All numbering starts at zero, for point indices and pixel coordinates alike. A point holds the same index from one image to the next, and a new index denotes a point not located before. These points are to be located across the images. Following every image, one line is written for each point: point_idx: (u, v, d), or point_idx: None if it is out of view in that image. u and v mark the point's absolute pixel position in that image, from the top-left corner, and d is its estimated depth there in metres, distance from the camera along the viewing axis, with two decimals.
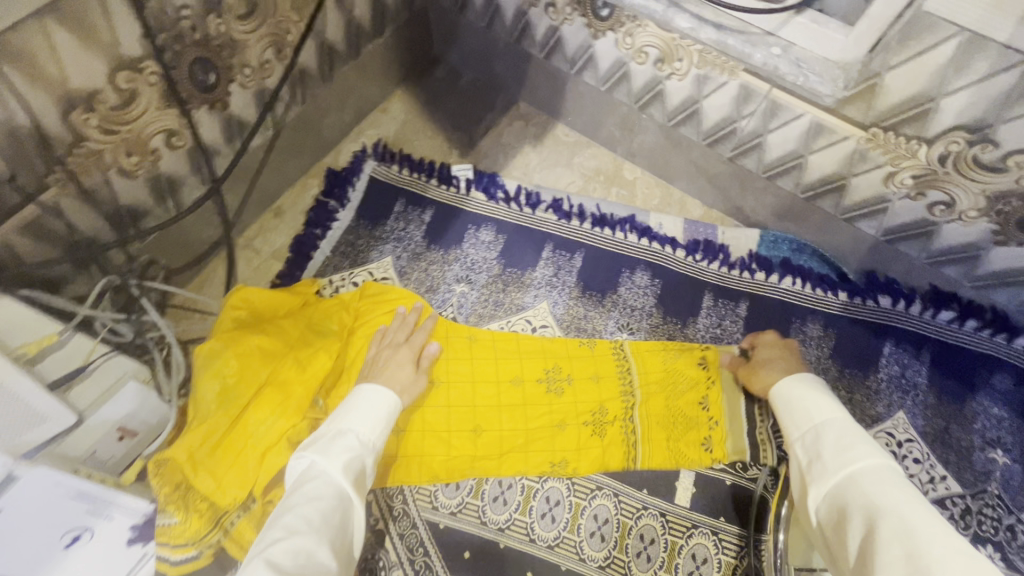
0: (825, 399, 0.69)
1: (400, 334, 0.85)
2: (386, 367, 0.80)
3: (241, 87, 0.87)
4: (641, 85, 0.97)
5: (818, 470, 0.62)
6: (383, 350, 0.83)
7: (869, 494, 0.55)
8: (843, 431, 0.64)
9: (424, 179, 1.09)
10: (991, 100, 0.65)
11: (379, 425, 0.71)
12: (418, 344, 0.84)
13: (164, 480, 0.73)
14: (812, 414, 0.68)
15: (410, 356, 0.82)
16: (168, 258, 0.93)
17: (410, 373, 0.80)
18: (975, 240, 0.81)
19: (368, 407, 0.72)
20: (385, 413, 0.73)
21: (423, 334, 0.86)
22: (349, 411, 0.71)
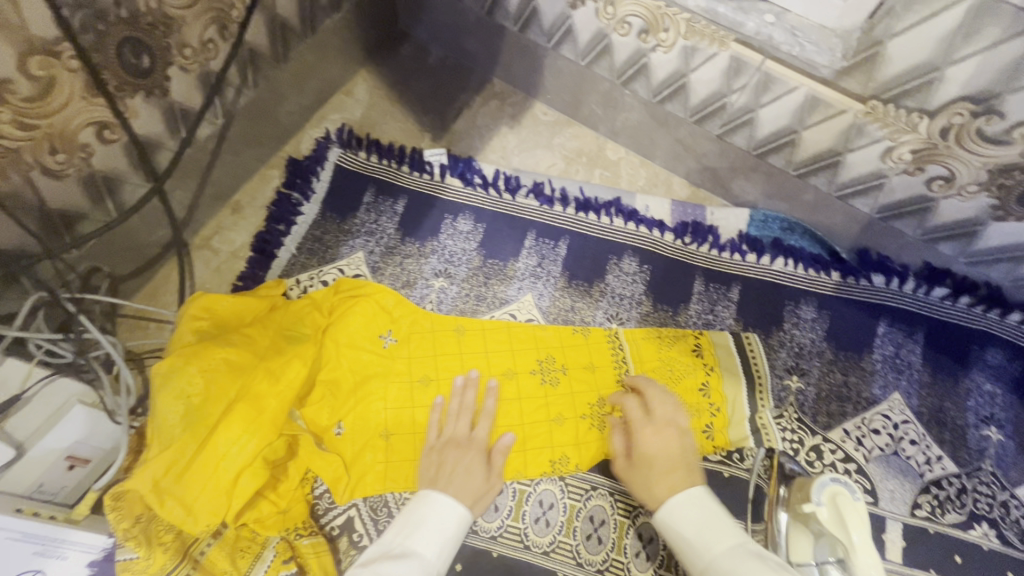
0: (714, 521, 0.64)
1: (462, 422, 0.78)
2: (455, 472, 0.72)
3: (182, 71, 0.78)
4: (623, 59, 0.91)
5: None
6: (448, 447, 0.75)
7: None
8: (744, 563, 0.58)
9: (395, 166, 1.02)
10: (1001, 68, 0.60)
11: (448, 545, 0.65)
12: (482, 438, 0.77)
13: (122, 514, 0.65)
14: (702, 539, 0.63)
15: (479, 455, 0.75)
16: (112, 264, 0.84)
17: (481, 476, 0.73)
18: (973, 215, 0.79)
19: (436, 522, 0.66)
20: (457, 528, 0.67)
21: (485, 424, 0.78)
22: (417, 524, 0.66)
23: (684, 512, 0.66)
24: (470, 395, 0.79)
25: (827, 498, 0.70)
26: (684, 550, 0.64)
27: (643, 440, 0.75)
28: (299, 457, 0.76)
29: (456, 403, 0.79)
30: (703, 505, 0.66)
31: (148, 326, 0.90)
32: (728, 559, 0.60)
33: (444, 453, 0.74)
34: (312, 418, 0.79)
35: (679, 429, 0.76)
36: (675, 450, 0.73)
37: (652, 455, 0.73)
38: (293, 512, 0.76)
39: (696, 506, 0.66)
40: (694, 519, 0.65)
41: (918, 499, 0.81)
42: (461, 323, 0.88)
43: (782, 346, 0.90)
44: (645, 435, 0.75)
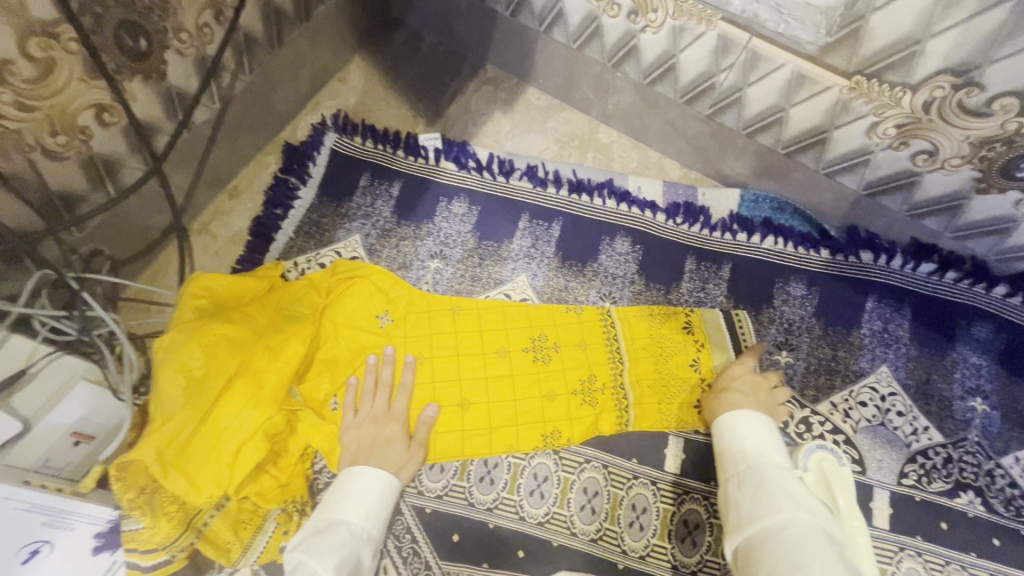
0: (774, 447, 0.67)
1: (379, 399, 0.80)
2: (375, 446, 0.76)
3: (179, 55, 0.79)
4: (614, 41, 0.92)
5: (740, 507, 0.61)
6: (365, 423, 0.78)
7: (782, 530, 0.54)
8: (788, 475, 0.61)
9: (390, 151, 1.03)
10: (980, 40, 0.62)
11: (374, 510, 0.70)
12: (402, 410, 0.79)
13: (126, 486, 0.67)
14: (760, 453, 0.66)
15: (398, 428, 0.78)
16: (113, 247, 0.86)
17: (402, 446, 0.77)
18: (957, 189, 0.80)
19: (359, 491, 0.70)
20: (379, 494, 0.71)
21: (403, 397, 0.80)
22: (340, 498, 0.69)
23: (754, 429, 0.70)
24: (385, 372, 0.81)
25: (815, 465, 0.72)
26: (737, 454, 0.68)
27: (730, 374, 0.82)
28: (299, 433, 0.78)
29: (373, 381, 0.80)
30: (769, 435, 0.69)
31: (149, 308, 0.92)
32: (777, 470, 0.63)
33: (361, 430, 0.77)
34: (310, 393, 0.81)
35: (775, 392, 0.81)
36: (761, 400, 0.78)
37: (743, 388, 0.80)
38: (294, 485, 0.78)
39: (767, 433, 0.69)
40: (761, 440, 0.68)
41: (905, 468, 0.83)
42: (456, 303, 0.90)
43: (771, 322, 0.92)
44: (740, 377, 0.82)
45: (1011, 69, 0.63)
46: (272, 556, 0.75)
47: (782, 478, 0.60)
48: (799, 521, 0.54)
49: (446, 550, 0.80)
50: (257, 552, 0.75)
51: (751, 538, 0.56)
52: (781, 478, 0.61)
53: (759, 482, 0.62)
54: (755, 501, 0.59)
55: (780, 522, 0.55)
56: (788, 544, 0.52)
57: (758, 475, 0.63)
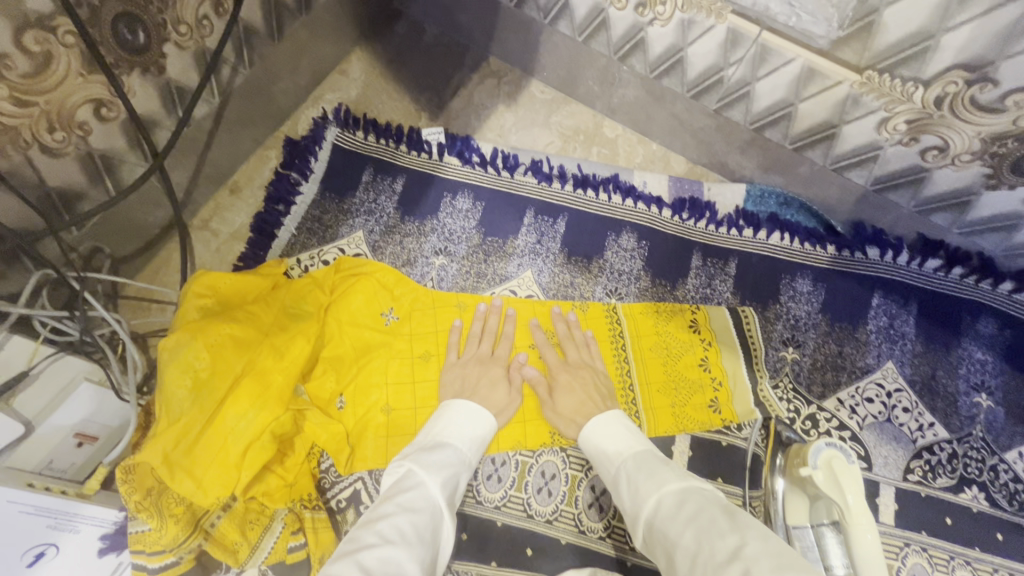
0: (630, 436, 0.69)
1: (484, 343, 0.84)
2: (479, 385, 0.78)
3: (177, 48, 0.77)
4: (620, 34, 0.91)
5: (628, 510, 0.62)
6: (471, 362, 0.82)
7: (665, 525, 0.55)
8: (651, 462, 0.63)
9: (393, 146, 1.01)
10: (994, 35, 0.61)
11: (476, 442, 0.71)
12: (504, 356, 0.83)
13: (133, 487, 0.67)
14: (619, 450, 0.68)
15: (501, 371, 0.81)
16: (113, 245, 0.85)
17: (504, 391, 0.79)
18: (967, 185, 0.80)
19: (464, 420, 0.71)
20: (483, 426, 0.72)
21: (505, 345, 0.85)
22: (446, 424, 0.71)
23: (606, 430, 0.71)
24: (493, 321, 0.85)
25: (823, 463, 0.73)
26: (605, 461, 0.69)
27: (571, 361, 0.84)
28: (306, 431, 0.78)
29: (479, 327, 0.85)
30: (625, 424, 0.72)
31: (151, 306, 0.91)
32: (637, 458, 0.65)
33: (466, 368, 0.81)
34: (316, 390, 0.81)
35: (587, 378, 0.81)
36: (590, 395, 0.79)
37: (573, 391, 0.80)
38: (300, 484, 0.78)
39: (615, 421, 0.72)
40: (617, 432, 0.71)
41: (910, 464, 0.84)
42: (462, 300, 0.89)
43: (777, 318, 0.92)
44: (564, 379, 0.81)
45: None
46: (279, 556, 0.75)
47: (644, 464, 0.63)
48: (669, 492, 0.58)
49: (453, 550, 0.79)
50: (264, 553, 0.74)
51: (649, 536, 0.58)
52: (640, 461, 0.64)
53: (629, 481, 0.63)
54: (633, 499, 0.61)
55: (658, 501, 0.58)
56: (671, 522, 0.55)
57: (625, 472, 0.65)
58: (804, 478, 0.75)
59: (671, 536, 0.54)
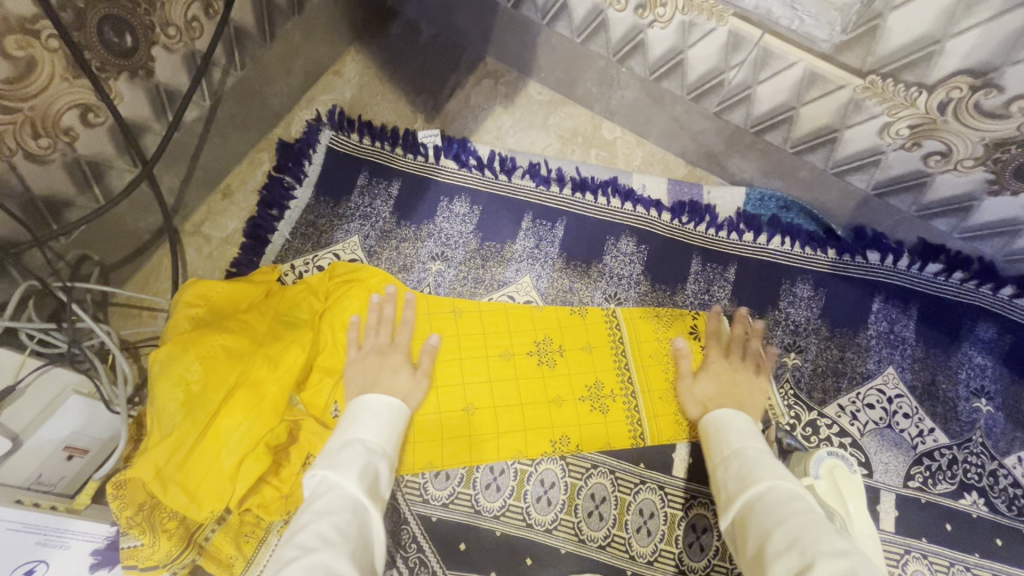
0: (753, 432, 0.67)
1: (382, 334, 0.78)
2: (380, 375, 0.73)
3: (167, 50, 0.75)
4: (620, 36, 0.90)
5: (728, 489, 0.61)
6: (369, 356, 0.76)
7: (767, 510, 0.53)
8: (770, 456, 0.62)
9: (388, 148, 1.00)
10: (1000, 40, 0.60)
11: (388, 428, 0.65)
12: (405, 342, 0.78)
13: (125, 502, 0.66)
14: (743, 439, 0.66)
15: (401, 358, 0.76)
16: (103, 252, 0.83)
17: (407, 376, 0.73)
18: (968, 190, 0.79)
19: (369, 412, 0.65)
20: (388, 412, 0.66)
21: (405, 331, 0.79)
22: (350, 420, 0.64)
23: (733, 418, 0.70)
24: (387, 308, 0.79)
25: (826, 472, 0.72)
26: (718, 440, 0.68)
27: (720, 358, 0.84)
28: (302, 441, 0.76)
29: (376, 317, 0.79)
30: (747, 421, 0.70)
31: (142, 314, 0.89)
32: (758, 450, 0.63)
33: (365, 361, 0.75)
34: (311, 400, 0.80)
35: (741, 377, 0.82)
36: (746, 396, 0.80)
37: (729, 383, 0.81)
38: (296, 496, 0.75)
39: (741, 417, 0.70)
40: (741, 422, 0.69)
41: (911, 470, 0.83)
42: (458, 307, 0.88)
43: (778, 323, 0.91)
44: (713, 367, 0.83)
45: None
46: None
47: (766, 457, 0.61)
48: (783, 486, 0.56)
49: (452, 560, 0.79)
50: (260, 566, 0.73)
51: (743, 513, 0.56)
52: (758, 454, 0.62)
53: (743, 464, 0.62)
54: (740, 480, 0.60)
55: (768, 491, 0.56)
56: (777, 505, 0.53)
57: (742, 457, 0.63)
58: (803, 488, 0.73)
59: (774, 516, 0.52)
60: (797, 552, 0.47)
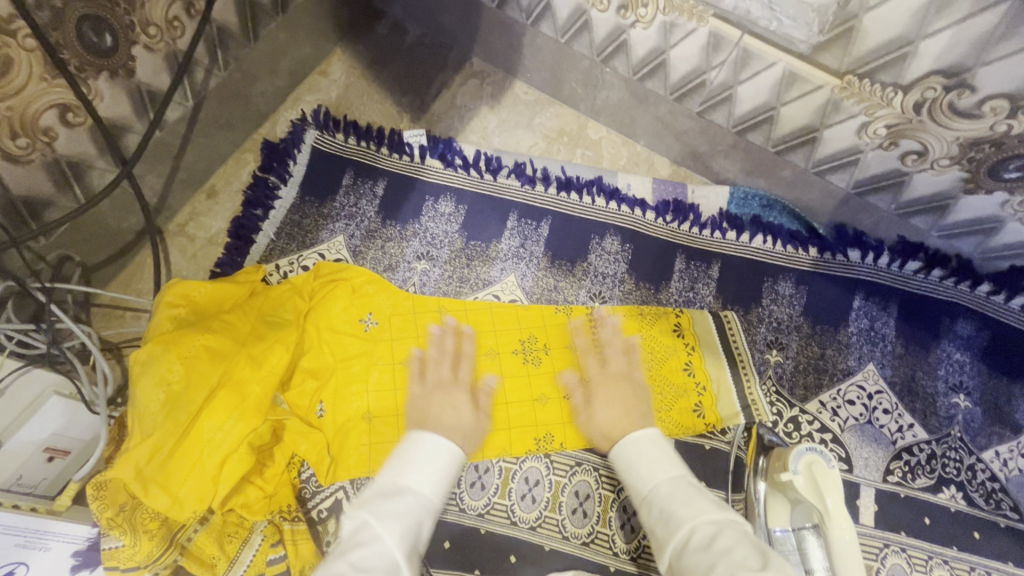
0: (663, 455, 0.69)
1: (444, 368, 0.79)
2: (442, 412, 0.73)
3: (147, 50, 0.75)
4: (603, 36, 0.90)
5: (654, 532, 0.63)
6: (432, 391, 0.77)
7: (699, 561, 0.56)
8: (683, 488, 0.65)
9: (373, 148, 1.00)
10: (971, 42, 0.61)
11: (441, 481, 0.66)
12: (467, 379, 0.79)
13: (105, 502, 0.66)
14: (650, 470, 0.68)
15: (464, 396, 0.76)
16: (85, 253, 0.83)
17: (468, 415, 0.74)
18: (945, 189, 0.80)
19: (426, 458, 0.66)
20: (447, 463, 0.67)
21: (467, 367, 0.80)
22: (406, 463, 0.65)
23: (635, 449, 0.70)
24: (449, 341, 0.81)
25: (804, 467, 0.73)
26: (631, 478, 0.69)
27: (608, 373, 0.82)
28: (285, 441, 0.77)
29: (436, 350, 0.80)
30: (663, 443, 0.71)
31: (124, 315, 0.89)
32: (669, 482, 0.66)
33: (428, 396, 0.75)
34: (295, 400, 0.80)
35: (630, 390, 0.80)
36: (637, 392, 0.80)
37: (615, 393, 0.79)
38: (280, 494, 0.76)
39: (648, 443, 0.71)
40: (644, 449, 0.70)
41: (890, 465, 0.84)
42: (443, 305, 0.88)
43: (760, 321, 0.92)
44: (601, 389, 0.80)
45: (1002, 72, 0.62)
46: (257, 570, 0.74)
47: (679, 491, 0.64)
48: (704, 525, 0.59)
49: (436, 559, 0.79)
50: (243, 566, 0.73)
51: (676, 562, 0.59)
52: (672, 488, 0.65)
53: (660, 504, 0.64)
54: (664, 524, 0.62)
55: (692, 534, 0.59)
56: (706, 554, 0.56)
57: (658, 497, 0.65)
58: (783, 482, 0.74)
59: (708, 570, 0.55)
60: None
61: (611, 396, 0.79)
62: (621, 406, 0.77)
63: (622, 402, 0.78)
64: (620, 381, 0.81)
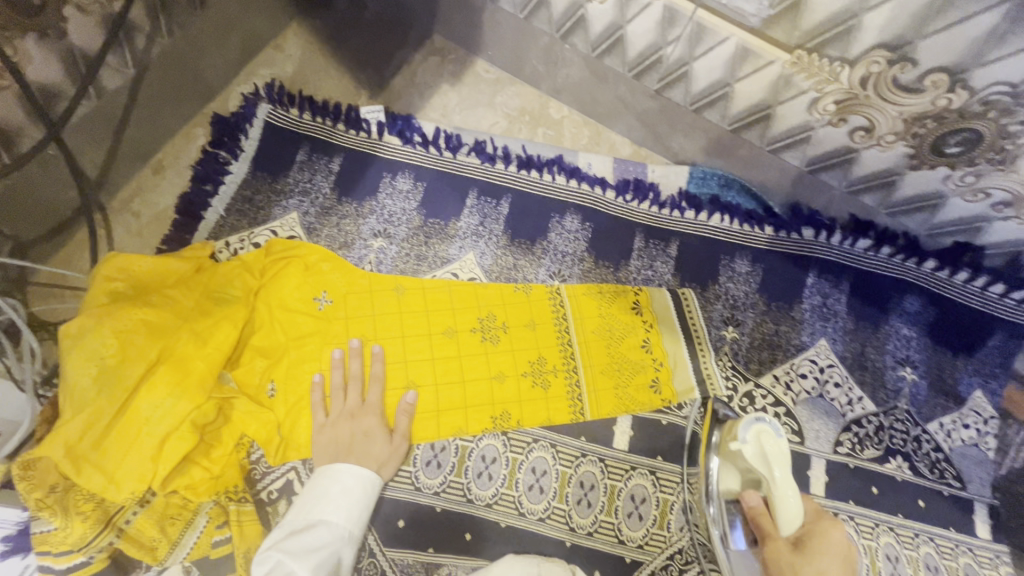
0: None
1: (351, 395, 0.77)
2: (354, 442, 0.74)
3: (81, 11, 0.72)
4: (561, 12, 0.90)
5: None
6: (340, 420, 0.76)
7: None
8: None
9: (329, 124, 0.97)
10: (912, 14, 0.62)
11: (356, 509, 0.68)
12: (377, 403, 0.77)
13: (34, 483, 0.63)
14: None
15: (375, 421, 0.76)
16: (18, 226, 0.80)
17: (383, 441, 0.75)
18: (892, 166, 0.82)
19: (340, 490, 0.69)
20: (361, 491, 0.70)
21: (376, 389, 0.78)
22: (319, 497, 0.68)
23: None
24: (353, 365, 0.78)
25: (753, 437, 0.72)
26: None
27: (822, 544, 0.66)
28: (233, 421, 0.74)
29: (340, 377, 0.78)
30: None
31: (64, 293, 0.86)
32: None
33: (336, 428, 0.74)
34: (244, 379, 0.77)
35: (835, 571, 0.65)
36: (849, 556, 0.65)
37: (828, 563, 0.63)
38: (227, 476, 0.73)
39: None
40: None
41: (840, 437, 0.86)
42: (401, 283, 0.86)
43: (717, 298, 0.93)
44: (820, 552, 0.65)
45: (940, 45, 0.64)
46: (202, 552, 0.71)
47: None
48: None
49: (392, 538, 0.78)
50: (186, 549, 0.71)
51: None
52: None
53: None
54: None
55: None
56: None
57: None
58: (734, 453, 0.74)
59: None
60: None
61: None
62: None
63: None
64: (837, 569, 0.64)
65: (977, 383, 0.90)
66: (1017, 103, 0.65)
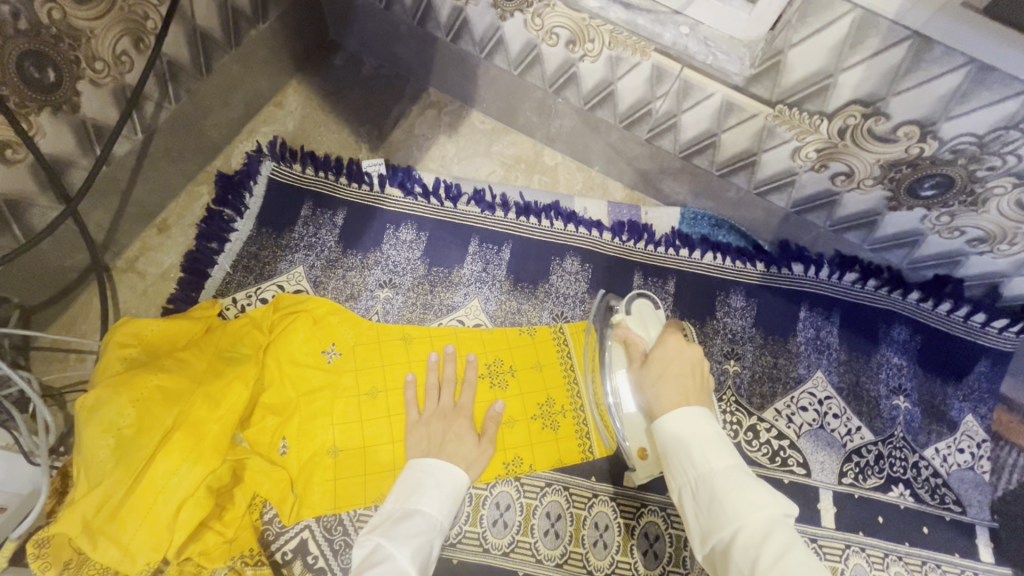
0: (718, 441, 0.61)
1: (445, 396, 0.78)
2: (446, 442, 0.72)
3: (93, 85, 0.74)
4: (554, 69, 0.94)
5: (696, 518, 0.57)
6: (434, 419, 0.75)
7: (681, 457, 0.60)
8: (719, 454, 0.59)
9: (332, 178, 1.00)
10: (883, 75, 0.67)
11: (450, 503, 0.65)
12: (469, 406, 0.77)
13: (48, 562, 0.64)
14: (705, 449, 0.60)
15: (467, 423, 0.75)
16: (25, 295, 0.80)
17: (472, 443, 0.73)
18: (871, 207, 0.88)
19: (435, 483, 0.65)
20: (453, 487, 0.66)
21: (468, 394, 0.78)
22: (416, 487, 0.65)
23: (687, 423, 0.62)
24: (448, 368, 0.78)
25: (634, 309, 0.82)
26: (666, 437, 0.63)
27: (667, 349, 0.73)
28: (245, 481, 0.74)
29: (435, 377, 0.78)
30: (700, 424, 0.62)
31: (68, 357, 0.86)
32: (724, 474, 0.57)
33: (430, 426, 0.74)
34: (255, 438, 0.77)
35: (697, 361, 0.71)
36: (691, 364, 0.71)
37: (667, 370, 0.70)
38: (241, 539, 0.74)
39: (705, 424, 0.62)
40: (696, 425, 0.62)
41: (843, 467, 0.88)
42: (408, 332, 0.87)
43: (716, 333, 0.96)
44: (661, 353, 0.72)
45: (911, 101, 0.69)
46: None
47: (732, 478, 0.57)
48: (717, 469, 0.58)
49: None
50: None
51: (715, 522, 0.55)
52: (712, 460, 0.59)
53: (712, 496, 0.56)
54: (705, 510, 0.56)
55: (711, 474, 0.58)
56: (735, 490, 0.55)
57: (708, 480, 0.58)
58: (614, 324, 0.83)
59: (739, 494, 0.55)
60: (715, 505, 0.55)
61: (668, 368, 0.70)
62: (684, 364, 0.70)
63: (686, 365, 0.70)
64: (687, 351, 0.72)
65: (967, 408, 0.94)
66: (983, 152, 0.71)
